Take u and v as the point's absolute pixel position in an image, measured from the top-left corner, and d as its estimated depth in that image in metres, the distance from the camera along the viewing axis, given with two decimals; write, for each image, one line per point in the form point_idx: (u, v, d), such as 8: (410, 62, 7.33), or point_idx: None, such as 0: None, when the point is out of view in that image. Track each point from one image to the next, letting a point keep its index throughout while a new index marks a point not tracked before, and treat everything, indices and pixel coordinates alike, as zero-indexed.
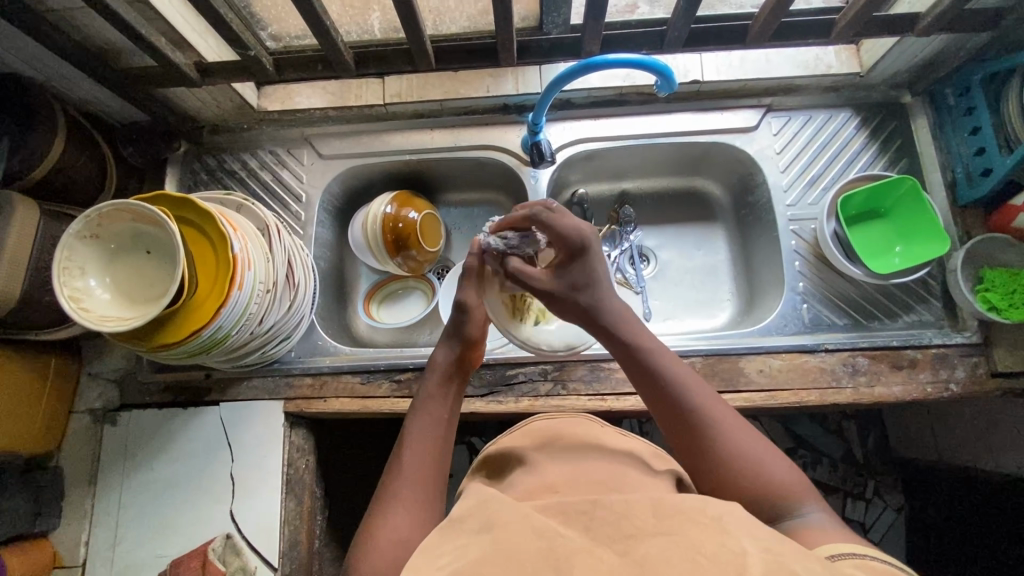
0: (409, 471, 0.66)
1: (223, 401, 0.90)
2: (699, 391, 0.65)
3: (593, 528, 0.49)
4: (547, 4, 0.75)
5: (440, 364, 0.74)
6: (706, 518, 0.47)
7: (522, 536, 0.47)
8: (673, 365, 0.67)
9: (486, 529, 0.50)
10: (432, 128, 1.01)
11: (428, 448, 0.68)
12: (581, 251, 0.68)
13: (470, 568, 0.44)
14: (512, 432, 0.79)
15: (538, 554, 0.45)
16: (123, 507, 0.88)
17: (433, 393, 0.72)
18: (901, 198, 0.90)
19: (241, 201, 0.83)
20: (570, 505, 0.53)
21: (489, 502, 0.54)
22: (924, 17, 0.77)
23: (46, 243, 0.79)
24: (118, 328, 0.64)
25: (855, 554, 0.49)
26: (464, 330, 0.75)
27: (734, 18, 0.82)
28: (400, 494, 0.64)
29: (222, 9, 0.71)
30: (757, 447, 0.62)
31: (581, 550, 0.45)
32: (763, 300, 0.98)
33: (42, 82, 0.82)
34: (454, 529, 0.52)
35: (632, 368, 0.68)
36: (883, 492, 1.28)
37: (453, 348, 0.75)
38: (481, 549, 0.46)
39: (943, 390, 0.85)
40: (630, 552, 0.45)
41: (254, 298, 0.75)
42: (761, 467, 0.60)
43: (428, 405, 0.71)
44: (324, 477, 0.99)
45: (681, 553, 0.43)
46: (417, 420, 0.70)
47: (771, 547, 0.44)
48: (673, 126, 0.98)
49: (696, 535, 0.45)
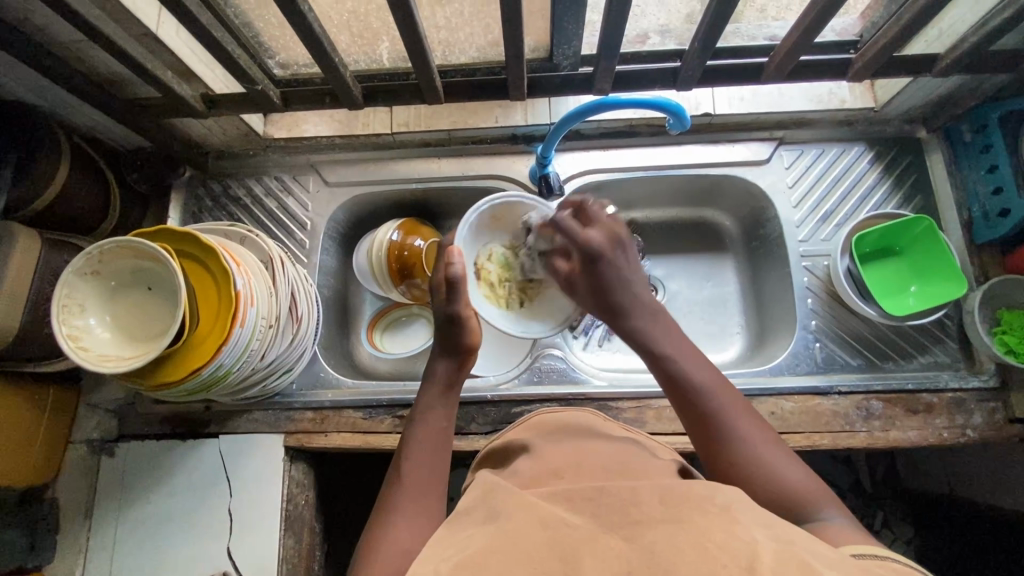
0: (410, 481, 0.64)
1: (222, 434, 0.89)
2: (717, 391, 0.64)
3: (600, 513, 0.49)
4: (559, 36, 0.73)
5: (439, 376, 0.72)
6: (714, 508, 0.46)
7: (529, 524, 0.47)
8: (694, 362, 0.67)
9: (492, 520, 0.49)
10: (439, 157, 1.00)
11: (427, 458, 0.66)
12: (598, 258, 0.71)
13: (477, 557, 0.43)
14: (515, 427, 0.78)
15: (543, 544, 0.44)
16: (118, 541, 0.87)
17: (433, 405, 0.71)
18: (917, 237, 0.88)
19: (244, 233, 0.82)
20: (578, 493, 0.52)
21: (494, 491, 0.54)
22: (943, 58, 0.76)
23: (47, 274, 0.78)
24: (117, 369, 0.63)
25: (872, 556, 0.46)
26: (456, 338, 0.73)
27: (750, 57, 0.80)
28: (400, 504, 0.62)
29: (231, 44, 0.71)
30: (774, 454, 0.61)
31: (587, 539, 0.45)
32: (775, 336, 0.96)
33: (46, 110, 0.81)
34: (462, 520, 0.52)
35: (655, 364, 0.68)
36: (892, 523, 1.21)
37: (453, 360, 0.73)
38: (486, 540, 0.46)
39: (960, 435, 0.83)
40: (637, 538, 0.44)
41: (255, 335, 0.74)
42: (778, 476, 0.59)
43: (427, 418, 0.70)
44: (323, 512, 0.97)
45: (691, 540, 0.42)
46: (418, 430, 0.68)
47: (783, 539, 0.43)
48: (684, 158, 0.96)
49: (704, 523, 0.44)
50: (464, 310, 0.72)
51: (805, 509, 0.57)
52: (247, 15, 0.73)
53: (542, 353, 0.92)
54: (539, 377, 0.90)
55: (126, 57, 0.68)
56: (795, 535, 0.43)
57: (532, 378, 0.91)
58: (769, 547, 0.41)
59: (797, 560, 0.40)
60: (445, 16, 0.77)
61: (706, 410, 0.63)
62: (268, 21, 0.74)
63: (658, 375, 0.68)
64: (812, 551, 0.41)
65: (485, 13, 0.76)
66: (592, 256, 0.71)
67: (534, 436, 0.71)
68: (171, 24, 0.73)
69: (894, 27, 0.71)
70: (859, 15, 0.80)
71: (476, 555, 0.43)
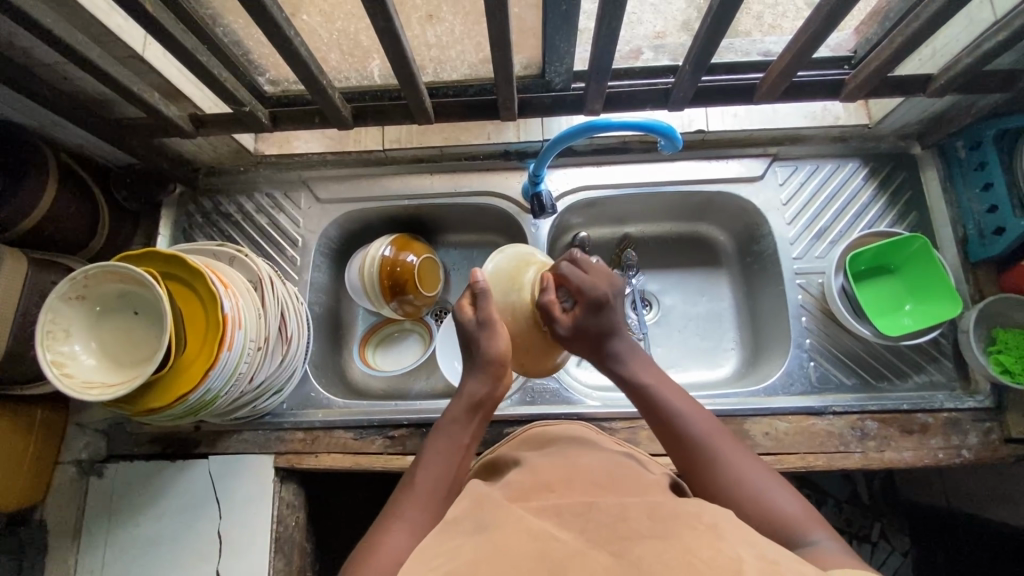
0: (422, 489, 0.62)
1: (212, 454, 0.88)
2: (701, 420, 0.65)
3: (588, 529, 0.48)
4: (550, 54, 0.72)
5: (467, 393, 0.69)
6: (701, 524, 0.45)
7: (517, 538, 0.46)
8: (674, 397, 0.67)
9: (481, 530, 0.49)
10: (431, 173, 0.99)
11: (443, 472, 0.64)
12: (603, 306, 0.69)
13: (464, 572, 0.43)
14: (510, 438, 0.76)
15: (529, 556, 0.44)
16: (107, 562, 0.86)
17: (455, 418, 0.68)
18: (912, 257, 0.88)
19: (233, 253, 0.81)
20: (566, 507, 0.52)
21: (482, 503, 0.54)
22: (937, 79, 0.76)
23: (34, 296, 0.76)
24: (102, 398, 0.62)
25: None
26: (487, 347, 0.68)
27: (743, 75, 0.80)
28: (406, 512, 0.60)
29: (217, 66, 0.71)
30: (761, 475, 0.61)
31: (575, 553, 0.44)
32: (769, 354, 0.95)
33: (34, 128, 0.80)
34: (449, 530, 0.51)
35: (635, 397, 0.69)
36: (889, 534, 1.15)
37: (482, 383, 0.69)
38: (476, 552, 0.45)
39: (955, 456, 0.82)
40: (625, 553, 0.44)
41: (243, 358, 0.72)
42: (769, 502, 0.58)
43: (450, 431, 0.67)
44: (311, 531, 0.96)
45: (676, 556, 0.42)
46: (435, 441, 0.67)
47: (767, 554, 0.42)
48: (676, 174, 0.96)
49: (690, 539, 0.43)
50: (494, 313, 0.69)
51: (792, 534, 0.56)
52: (236, 34, 0.71)
53: (535, 373, 0.91)
54: (531, 397, 0.90)
55: (112, 80, 0.68)
56: (781, 550, 0.43)
57: (525, 399, 0.90)
58: (753, 562, 0.41)
59: None
60: (435, 35, 0.76)
61: (687, 433, 0.64)
62: (258, 42, 0.73)
63: (646, 414, 0.68)
64: (795, 569, 0.41)
65: (476, 31, 0.75)
66: (595, 305, 0.69)
67: (526, 448, 0.70)
68: (157, 46, 0.73)
69: (886, 49, 0.70)
70: (854, 30, 0.79)
71: (464, 569, 0.43)
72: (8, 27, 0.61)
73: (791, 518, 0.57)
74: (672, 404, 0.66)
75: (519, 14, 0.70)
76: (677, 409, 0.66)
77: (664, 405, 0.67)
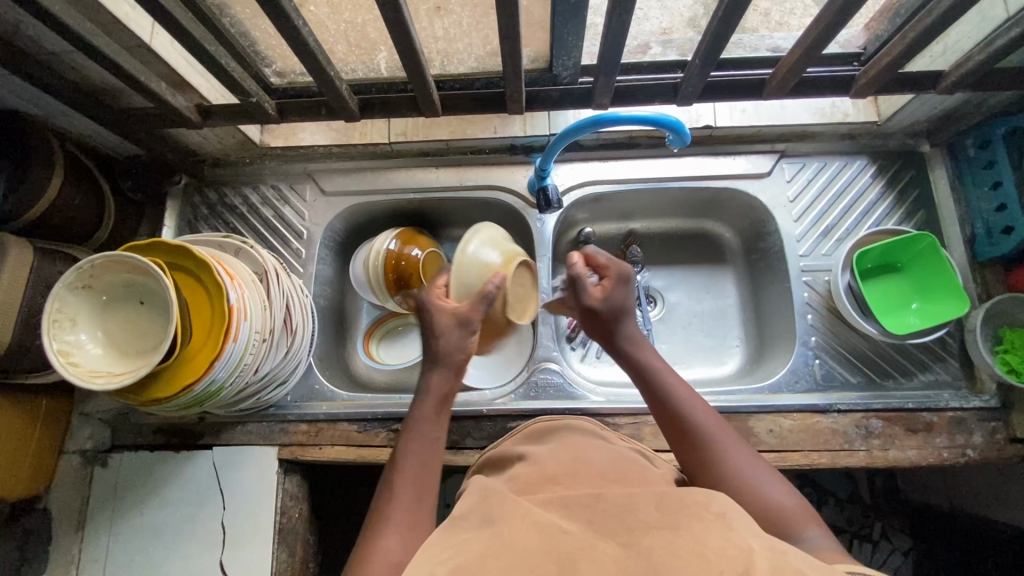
0: (403, 497, 0.61)
1: (216, 445, 0.89)
2: (704, 412, 0.65)
3: (596, 520, 0.48)
4: (558, 47, 0.71)
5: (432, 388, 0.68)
6: (711, 514, 0.46)
7: (525, 529, 0.46)
8: (678, 387, 0.67)
9: (488, 522, 0.49)
10: (436, 166, 0.99)
11: (422, 473, 0.63)
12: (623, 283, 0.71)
13: (472, 563, 0.43)
14: (514, 433, 0.76)
15: (538, 547, 0.44)
16: (111, 551, 0.87)
17: (425, 416, 0.67)
18: (920, 256, 0.87)
19: (239, 245, 0.81)
20: (573, 498, 0.52)
21: (489, 496, 0.54)
22: (948, 76, 0.75)
23: (40, 285, 0.76)
24: (108, 386, 0.62)
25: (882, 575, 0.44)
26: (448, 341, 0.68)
27: (753, 71, 0.80)
28: (392, 518, 0.59)
29: (224, 57, 0.70)
30: (760, 470, 0.61)
31: (584, 544, 0.44)
32: (774, 352, 0.95)
33: (41, 117, 0.79)
34: (456, 523, 0.51)
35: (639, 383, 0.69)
36: (891, 534, 1.15)
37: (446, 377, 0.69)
38: (483, 544, 0.45)
39: (959, 456, 0.82)
40: (634, 544, 0.44)
41: (248, 349, 0.72)
42: (767, 496, 0.58)
43: (420, 429, 0.66)
44: (314, 524, 0.96)
45: (685, 546, 0.42)
46: (408, 444, 0.65)
47: (777, 545, 0.42)
48: (683, 170, 0.95)
49: (699, 530, 0.43)
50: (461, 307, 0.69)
51: (788, 528, 0.56)
52: (243, 24, 0.71)
53: (539, 367, 0.91)
54: (536, 392, 0.90)
55: (119, 69, 0.67)
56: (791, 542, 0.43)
57: (529, 393, 0.90)
58: (763, 552, 0.41)
59: (793, 568, 0.39)
60: (443, 27, 0.75)
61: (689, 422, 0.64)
62: (265, 33, 0.73)
63: (649, 401, 0.68)
64: (805, 560, 0.41)
65: (484, 24, 0.75)
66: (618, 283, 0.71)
67: (532, 442, 0.70)
68: (164, 36, 0.72)
69: (897, 45, 0.70)
70: (864, 27, 0.79)
71: (472, 560, 0.43)
72: (15, 14, 0.61)
73: (789, 512, 0.57)
74: (676, 394, 0.67)
75: (527, 6, 0.70)
76: (681, 398, 0.66)
77: (668, 393, 0.67)
